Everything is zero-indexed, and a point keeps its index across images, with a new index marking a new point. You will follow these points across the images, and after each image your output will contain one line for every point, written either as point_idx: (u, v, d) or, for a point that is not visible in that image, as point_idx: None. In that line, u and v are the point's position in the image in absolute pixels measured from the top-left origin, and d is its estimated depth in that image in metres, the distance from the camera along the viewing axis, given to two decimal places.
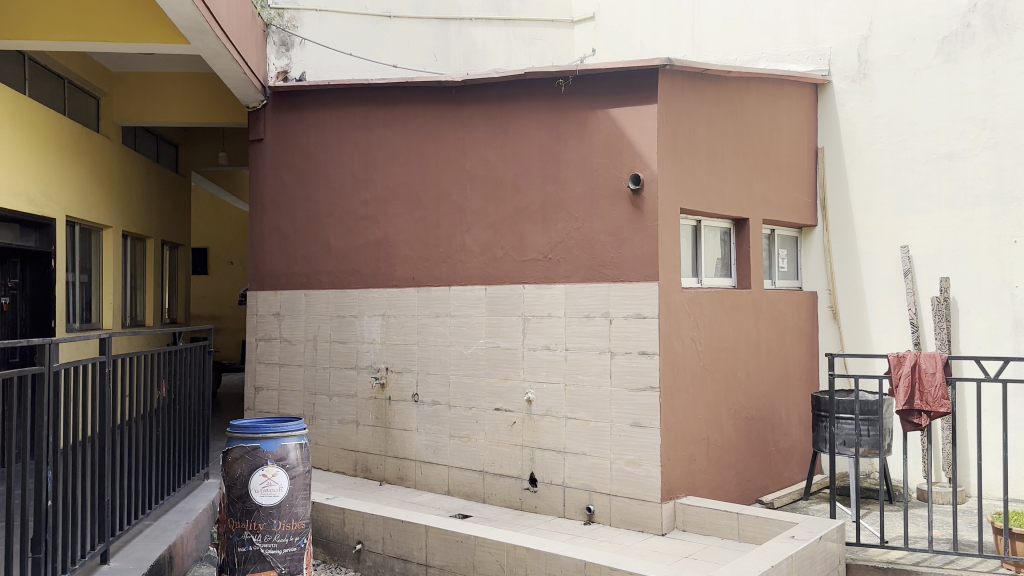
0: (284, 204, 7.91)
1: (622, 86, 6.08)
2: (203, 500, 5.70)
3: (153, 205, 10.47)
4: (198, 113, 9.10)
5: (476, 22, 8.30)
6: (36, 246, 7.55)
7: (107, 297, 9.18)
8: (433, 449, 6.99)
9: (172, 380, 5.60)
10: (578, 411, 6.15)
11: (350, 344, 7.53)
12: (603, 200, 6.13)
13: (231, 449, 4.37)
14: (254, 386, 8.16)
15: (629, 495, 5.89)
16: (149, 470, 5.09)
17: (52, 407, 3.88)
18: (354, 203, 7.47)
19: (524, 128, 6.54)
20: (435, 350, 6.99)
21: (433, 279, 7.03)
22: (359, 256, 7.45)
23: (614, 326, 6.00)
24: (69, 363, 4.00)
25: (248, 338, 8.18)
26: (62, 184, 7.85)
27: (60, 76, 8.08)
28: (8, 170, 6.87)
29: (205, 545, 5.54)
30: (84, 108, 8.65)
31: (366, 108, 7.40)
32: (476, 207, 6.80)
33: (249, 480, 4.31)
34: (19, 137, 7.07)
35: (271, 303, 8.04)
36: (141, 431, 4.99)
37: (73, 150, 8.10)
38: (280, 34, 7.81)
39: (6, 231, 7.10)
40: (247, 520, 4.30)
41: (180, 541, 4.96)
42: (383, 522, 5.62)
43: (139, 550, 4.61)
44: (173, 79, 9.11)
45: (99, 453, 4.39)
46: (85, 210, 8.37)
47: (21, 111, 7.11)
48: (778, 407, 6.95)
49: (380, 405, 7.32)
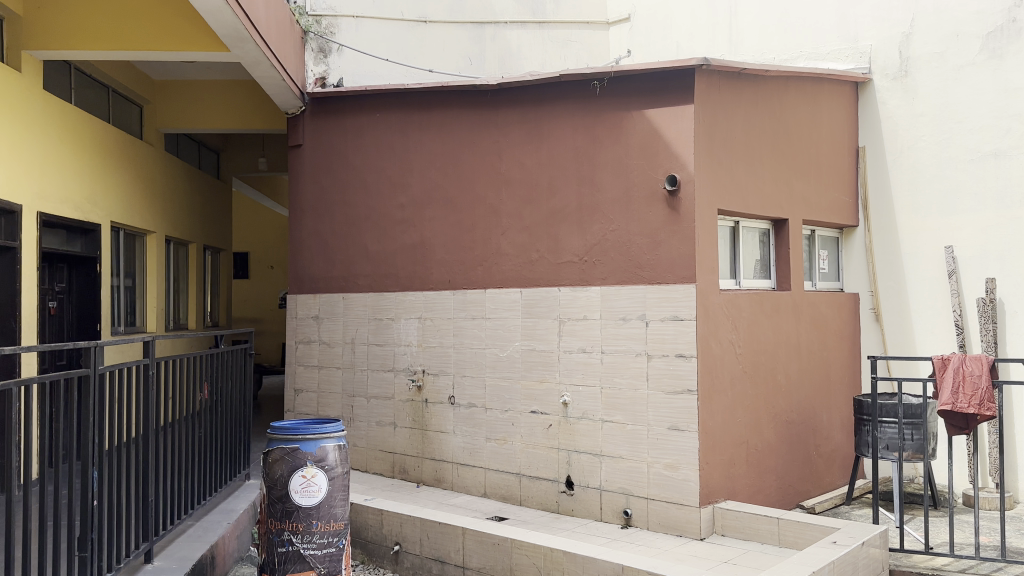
0: (322, 209, 8.01)
1: (659, 87, 6.04)
2: (244, 500, 5.79)
3: (195, 211, 10.67)
4: (240, 119, 9.26)
5: (511, 25, 8.32)
6: (82, 251, 7.73)
7: (151, 301, 9.38)
8: (469, 451, 7.01)
9: (215, 382, 5.70)
10: (615, 414, 6.12)
11: (388, 346, 7.59)
12: (639, 201, 6.10)
13: (271, 450, 4.43)
14: (294, 388, 8.28)
15: (668, 500, 5.84)
16: (192, 470, 5.18)
17: (98, 409, 3.96)
18: (391, 207, 7.55)
19: (560, 130, 6.54)
20: (471, 353, 7.01)
21: (469, 282, 7.06)
22: (397, 260, 7.52)
23: (651, 329, 5.95)
24: (114, 366, 4.08)
25: (288, 341, 8.30)
26: (107, 190, 8.03)
27: (105, 85, 8.28)
28: (56, 178, 7.06)
29: (246, 546, 5.62)
30: (129, 116, 8.85)
31: (403, 113, 7.47)
32: (511, 210, 6.82)
33: (289, 480, 4.36)
34: (67, 145, 7.27)
35: (309, 306, 8.15)
36: (184, 432, 5.08)
37: (118, 156, 8.30)
38: (317, 41, 7.93)
39: (53, 236, 7.29)
40: (286, 521, 4.35)
41: (222, 541, 5.04)
42: (421, 523, 5.65)
43: (181, 550, 4.69)
44: (215, 86, 9.28)
45: (143, 454, 4.47)
46: (129, 216, 8.55)
47: (68, 120, 7.32)
48: (818, 411, 6.84)
49: (417, 407, 7.37)
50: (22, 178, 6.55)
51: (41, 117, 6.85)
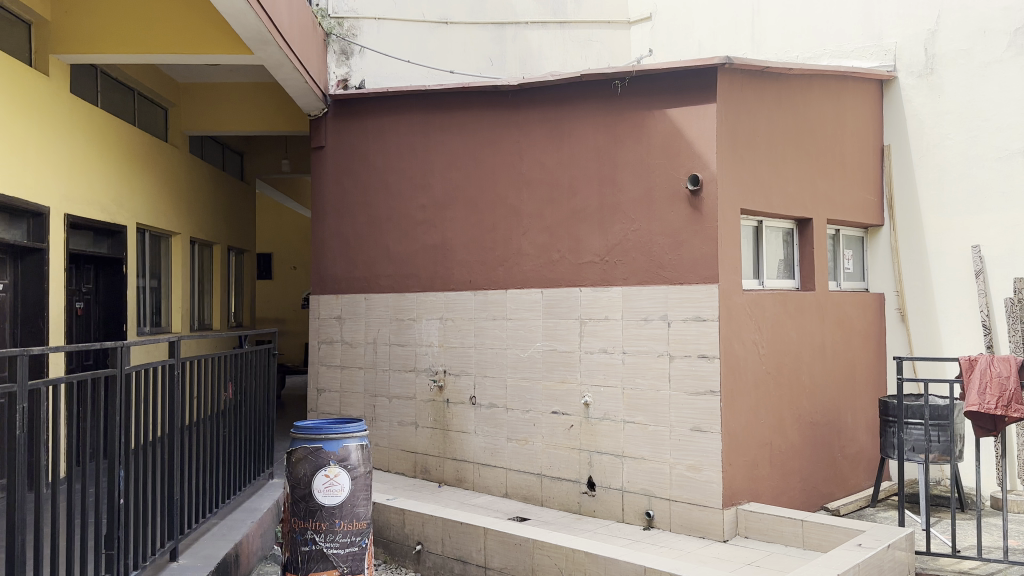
0: (344, 209, 8.07)
1: (681, 87, 6.01)
2: (268, 499, 5.84)
3: (219, 213, 10.78)
4: (264, 121, 9.34)
5: (532, 25, 8.31)
6: (108, 252, 7.84)
7: (176, 302, 9.49)
8: (490, 451, 7.02)
9: (239, 381, 5.76)
10: (637, 415, 6.10)
11: (409, 346, 7.62)
12: (661, 201, 6.08)
13: (294, 449, 4.47)
14: (317, 388, 8.33)
15: (690, 501, 5.81)
16: (216, 469, 5.24)
17: (124, 408, 4.01)
18: (412, 208, 7.58)
19: (581, 130, 6.53)
20: (492, 354, 7.02)
21: (490, 282, 7.07)
22: (418, 260, 7.55)
23: (673, 329, 5.93)
24: (141, 366, 4.14)
25: (311, 341, 8.36)
26: (133, 191, 8.14)
27: (131, 88, 8.38)
28: (83, 181, 7.17)
29: (270, 544, 5.67)
30: (154, 118, 8.96)
31: (424, 114, 7.49)
32: (533, 210, 6.82)
33: (312, 480, 4.39)
34: (93, 147, 7.37)
35: (332, 307, 8.20)
36: (209, 431, 5.14)
37: (144, 158, 8.40)
38: (339, 43, 8.00)
39: (80, 238, 7.40)
40: (310, 520, 4.38)
41: (246, 540, 5.09)
42: (443, 523, 5.67)
43: (206, 548, 4.74)
44: (239, 88, 9.38)
45: (169, 453, 4.52)
46: (155, 218, 8.65)
47: (95, 122, 7.42)
48: (843, 412, 6.77)
49: (439, 407, 7.39)
50: (50, 180, 6.66)
51: (68, 120, 6.95)
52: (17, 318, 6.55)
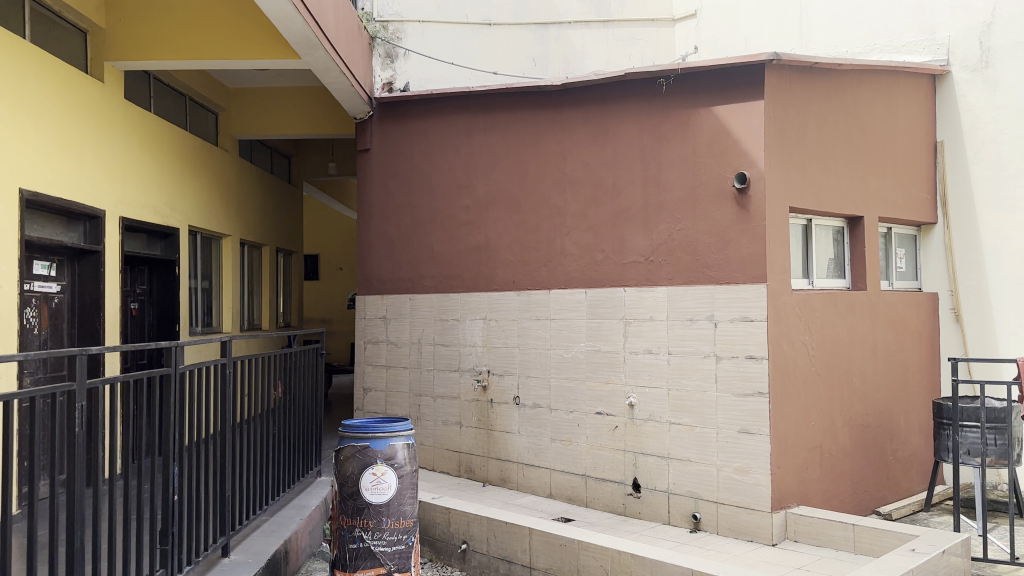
0: (389, 211, 8.14)
1: (728, 84, 5.93)
2: (316, 497, 5.93)
3: (268, 215, 10.98)
4: (312, 124, 9.51)
5: (574, 25, 8.24)
6: (162, 254, 8.04)
7: (226, 302, 9.68)
8: (534, 451, 7.01)
9: (288, 380, 5.85)
10: (683, 416, 6.04)
11: (453, 346, 7.66)
12: (707, 200, 6.01)
13: (343, 447, 4.53)
14: (363, 387, 8.43)
15: (737, 504, 5.73)
16: (266, 466, 5.33)
17: (178, 407, 4.10)
18: (456, 209, 7.62)
19: (625, 129, 6.49)
20: (536, 354, 7.01)
21: (534, 282, 7.06)
22: (462, 261, 7.59)
23: (720, 330, 5.85)
24: (194, 364, 4.24)
25: (357, 341, 8.46)
26: (184, 194, 8.33)
27: (182, 92, 8.57)
28: (137, 184, 7.36)
29: (318, 541, 5.76)
30: (205, 123, 9.16)
31: (467, 115, 7.52)
32: (576, 210, 6.80)
33: (360, 478, 4.44)
34: (146, 150, 7.56)
35: (377, 307, 8.28)
36: (259, 429, 5.23)
37: (195, 162, 8.59)
38: (384, 46, 8.10)
39: (134, 240, 7.60)
40: (358, 517, 4.44)
41: (295, 537, 5.17)
42: (488, 523, 5.69)
43: (256, 544, 4.83)
44: (286, 93, 9.55)
45: (221, 450, 4.61)
46: (205, 220, 8.84)
47: (149, 127, 7.61)
48: (895, 415, 6.62)
49: (482, 407, 7.41)
50: (105, 184, 6.85)
51: (122, 125, 7.14)
52: (75, 318, 6.75)
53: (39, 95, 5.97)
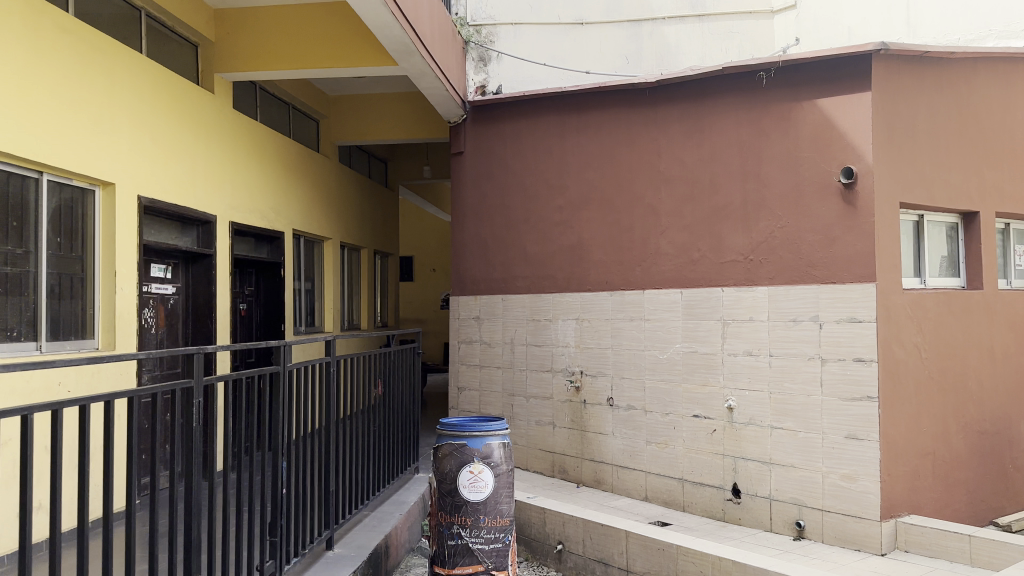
0: (483, 212, 8.23)
1: (832, 75, 5.73)
2: (415, 493, 6.05)
3: (366, 218, 11.29)
4: (408, 129, 9.74)
5: (668, 20, 7.95)
6: (267, 256, 8.39)
7: (327, 303, 10.01)
8: (629, 454, 6.94)
9: (387, 379, 6.00)
10: (785, 420, 5.86)
11: (546, 347, 7.66)
12: (810, 197, 5.82)
13: (440, 445, 4.62)
14: (457, 386, 8.54)
15: (844, 512, 5.52)
16: (367, 463, 5.48)
17: (286, 403, 4.27)
18: (549, 209, 7.64)
19: (723, 125, 6.35)
20: (631, 355, 6.94)
21: (628, 283, 7.00)
22: (555, 261, 7.59)
23: (825, 331, 5.64)
24: (300, 363, 4.40)
25: (451, 341, 8.59)
26: (288, 199, 8.66)
27: (286, 102, 8.91)
28: (245, 191, 7.70)
29: (417, 537, 5.87)
30: (307, 130, 9.50)
31: (560, 115, 7.53)
32: (672, 209, 6.70)
33: (458, 476, 4.51)
34: (254, 158, 7.90)
35: (471, 307, 8.38)
36: (361, 426, 5.39)
37: (298, 167, 8.92)
38: (477, 50, 8.22)
39: (242, 244, 7.95)
40: (456, 515, 4.50)
41: (394, 532, 5.29)
42: (584, 524, 5.67)
43: (358, 538, 4.97)
44: (384, 99, 9.80)
45: (326, 447, 4.77)
46: (308, 224, 9.17)
47: (255, 135, 7.94)
48: (1016, 422, 6.23)
49: (576, 408, 7.39)
50: (216, 190, 7.20)
51: (231, 135, 7.48)
52: (190, 318, 7.13)
53: (157, 108, 6.34)
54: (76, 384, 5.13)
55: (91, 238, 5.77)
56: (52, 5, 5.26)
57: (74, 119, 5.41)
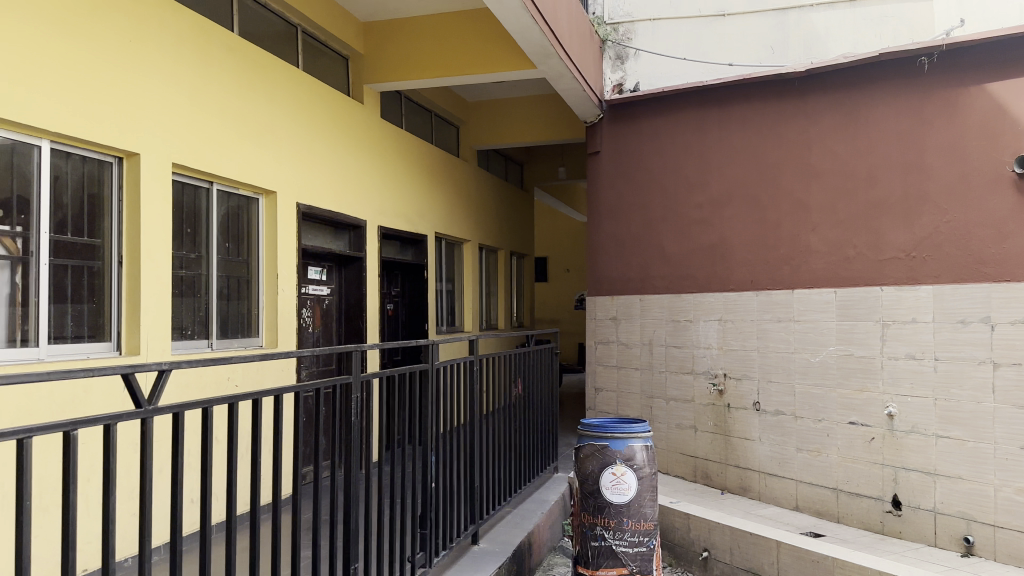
0: (620, 211, 8.16)
1: (1005, 57, 5.28)
2: (555, 492, 6.08)
3: (503, 220, 11.47)
4: (546, 130, 9.82)
5: (818, 7, 6.99)
6: (411, 258, 8.69)
7: (468, 304, 10.24)
8: (778, 461, 6.66)
9: (527, 378, 6.06)
10: (952, 429, 5.45)
11: (686, 348, 7.49)
12: (980, 188, 5.39)
13: (582, 446, 4.61)
14: (595, 387, 8.51)
15: (1022, 530, 5.06)
16: (509, 461, 5.55)
17: (434, 400, 4.39)
18: (689, 207, 7.47)
19: (879, 115, 6.00)
20: (778, 358, 6.67)
21: (774, 282, 6.73)
22: (695, 260, 7.42)
23: (998, 333, 5.20)
24: (447, 362, 4.52)
25: (588, 341, 8.58)
26: (431, 203, 8.92)
27: (428, 109, 9.18)
28: (391, 195, 8.00)
29: (559, 536, 5.90)
30: (447, 136, 9.75)
31: (701, 110, 7.36)
32: (822, 205, 6.39)
33: (600, 477, 4.49)
34: (399, 163, 8.19)
35: (608, 308, 8.32)
36: (502, 424, 5.47)
37: (439, 171, 9.17)
38: (615, 48, 8.20)
39: (388, 247, 8.27)
40: (599, 516, 4.48)
41: (537, 530, 5.33)
42: (731, 532, 5.50)
43: (502, 534, 5.05)
44: (521, 102, 9.91)
45: (471, 444, 4.87)
46: (449, 226, 9.41)
47: (400, 141, 8.23)
48: None
49: (719, 412, 7.18)
50: (365, 196, 7.52)
51: (378, 142, 7.79)
52: (343, 317, 7.51)
53: (312, 119, 6.70)
54: (243, 380, 5.51)
55: (255, 243, 6.18)
56: (221, 28, 5.68)
57: (241, 133, 5.83)
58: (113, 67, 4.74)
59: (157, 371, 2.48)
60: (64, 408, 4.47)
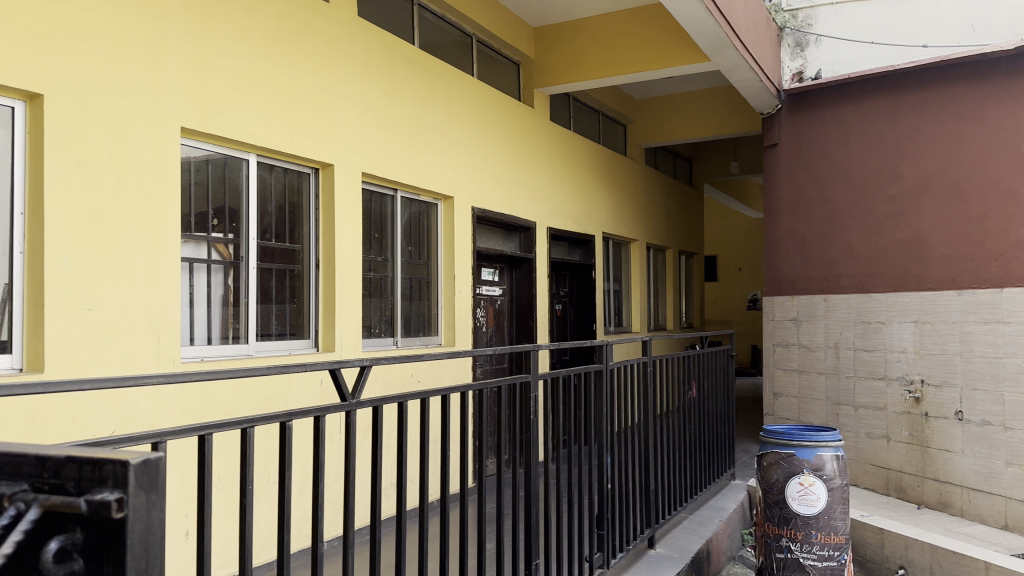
0: (800, 207, 7.79)
1: None
2: (733, 500, 5.89)
3: (672, 218, 11.27)
4: (718, 126, 9.58)
5: None
6: (580, 259, 8.73)
7: (637, 304, 10.14)
8: (984, 476, 6.07)
9: (702, 380, 5.91)
10: None
11: (877, 352, 7.01)
12: None
13: (766, 453, 4.43)
14: (774, 393, 8.14)
15: None
16: (684, 465, 5.43)
17: (610, 401, 4.38)
18: (880, 201, 7.02)
19: None
20: (984, 363, 6.10)
21: (979, 280, 6.18)
22: (887, 257, 6.94)
23: None
24: (622, 362, 4.50)
25: (765, 344, 8.21)
26: (599, 203, 8.92)
27: (596, 109, 9.18)
28: (561, 196, 8.08)
29: (738, 545, 5.70)
30: (615, 135, 9.71)
31: (894, 97, 6.90)
32: None
33: (786, 486, 4.29)
34: (569, 165, 8.26)
35: (787, 309, 7.94)
36: (678, 427, 5.36)
37: (608, 171, 9.15)
38: (794, 36, 7.75)
39: (557, 248, 8.35)
40: (784, 527, 4.29)
41: (716, 538, 5.19)
42: (931, 551, 5.09)
43: (679, 540, 4.96)
44: (691, 98, 9.71)
45: (647, 445, 4.80)
46: (617, 226, 9.37)
47: (570, 143, 8.29)
48: None
49: (915, 421, 6.66)
50: (536, 198, 7.64)
51: (549, 145, 7.89)
52: (514, 317, 7.67)
53: (487, 125, 6.90)
54: (424, 377, 5.76)
55: (434, 246, 6.46)
56: (404, 42, 5.97)
57: (422, 142, 6.11)
58: (310, 86, 5.13)
59: (359, 366, 2.70)
60: (270, 400, 4.88)
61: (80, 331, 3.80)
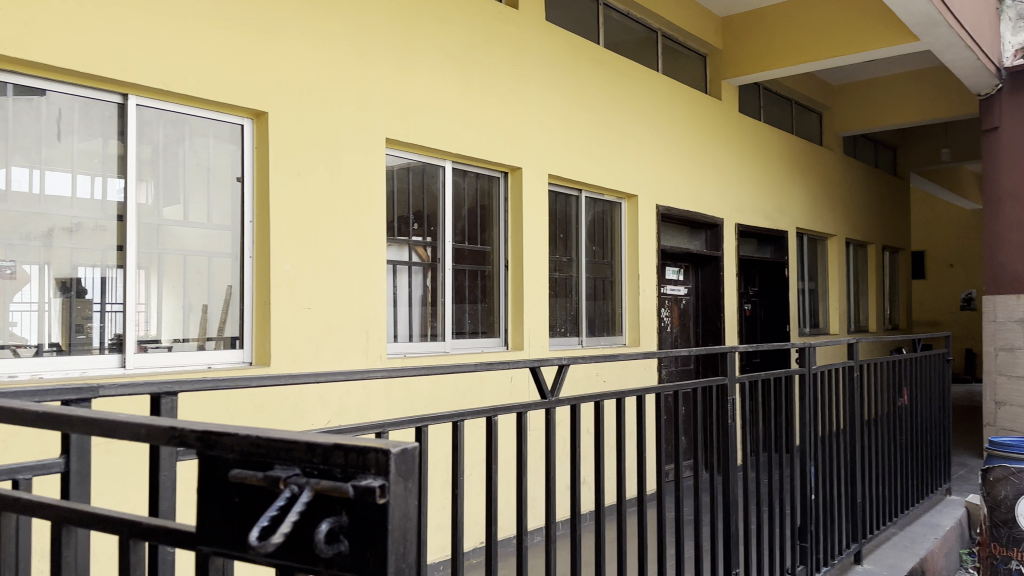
0: None
1: None
2: (950, 517, 5.40)
3: (874, 212, 10.54)
4: (928, 110, 8.85)
5: None
6: (771, 257, 8.36)
7: (833, 303, 9.57)
8: None
9: (914, 386, 5.46)
10: None
11: None
12: None
13: (992, 468, 4.48)
14: (995, 401, 7.27)
15: None
16: (894, 477, 5.04)
17: (813, 406, 4.15)
18: None
19: None
20: None
21: None
22: None
23: None
24: (826, 365, 4.25)
25: (986, 349, 7.34)
26: (792, 197, 8.51)
27: (788, 99, 8.76)
28: (750, 192, 7.78)
29: (956, 567, 5.22)
30: (809, 124, 9.22)
31: None
32: None
33: (1015, 506, 4.31)
34: (759, 159, 7.93)
35: (1013, 309, 7.13)
36: (887, 436, 4.98)
37: (801, 163, 8.70)
38: (1016, 8, 7.04)
39: (746, 246, 8.06)
40: (1013, 547, 4.34)
41: (931, 557, 4.78)
42: None
43: (888, 557, 4.62)
44: (896, 82, 9.04)
45: (852, 455, 4.50)
46: (812, 221, 8.89)
47: (760, 136, 7.97)
48: None
49: None
50: (724, 194, 7.40)
51: (738, 138, 7.62)
52: (700, 317, 7.48)
53: (673, 122, 6.78)
54: (611, 377, 5.74)
55: (619, 246, 6.44)
56: (590, 42, 6.00)
57: (609, 141, 6.12)
58: (500, 92, 5.28)
59: (558, 365, 2.76)
60: (464, 396, 5.07)
61: (298, 328, 4.17)
